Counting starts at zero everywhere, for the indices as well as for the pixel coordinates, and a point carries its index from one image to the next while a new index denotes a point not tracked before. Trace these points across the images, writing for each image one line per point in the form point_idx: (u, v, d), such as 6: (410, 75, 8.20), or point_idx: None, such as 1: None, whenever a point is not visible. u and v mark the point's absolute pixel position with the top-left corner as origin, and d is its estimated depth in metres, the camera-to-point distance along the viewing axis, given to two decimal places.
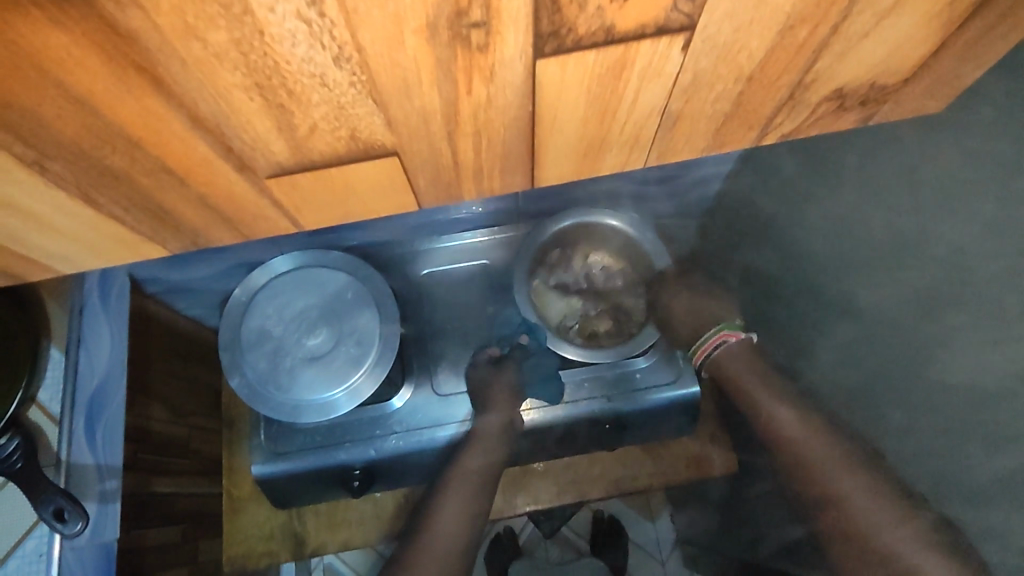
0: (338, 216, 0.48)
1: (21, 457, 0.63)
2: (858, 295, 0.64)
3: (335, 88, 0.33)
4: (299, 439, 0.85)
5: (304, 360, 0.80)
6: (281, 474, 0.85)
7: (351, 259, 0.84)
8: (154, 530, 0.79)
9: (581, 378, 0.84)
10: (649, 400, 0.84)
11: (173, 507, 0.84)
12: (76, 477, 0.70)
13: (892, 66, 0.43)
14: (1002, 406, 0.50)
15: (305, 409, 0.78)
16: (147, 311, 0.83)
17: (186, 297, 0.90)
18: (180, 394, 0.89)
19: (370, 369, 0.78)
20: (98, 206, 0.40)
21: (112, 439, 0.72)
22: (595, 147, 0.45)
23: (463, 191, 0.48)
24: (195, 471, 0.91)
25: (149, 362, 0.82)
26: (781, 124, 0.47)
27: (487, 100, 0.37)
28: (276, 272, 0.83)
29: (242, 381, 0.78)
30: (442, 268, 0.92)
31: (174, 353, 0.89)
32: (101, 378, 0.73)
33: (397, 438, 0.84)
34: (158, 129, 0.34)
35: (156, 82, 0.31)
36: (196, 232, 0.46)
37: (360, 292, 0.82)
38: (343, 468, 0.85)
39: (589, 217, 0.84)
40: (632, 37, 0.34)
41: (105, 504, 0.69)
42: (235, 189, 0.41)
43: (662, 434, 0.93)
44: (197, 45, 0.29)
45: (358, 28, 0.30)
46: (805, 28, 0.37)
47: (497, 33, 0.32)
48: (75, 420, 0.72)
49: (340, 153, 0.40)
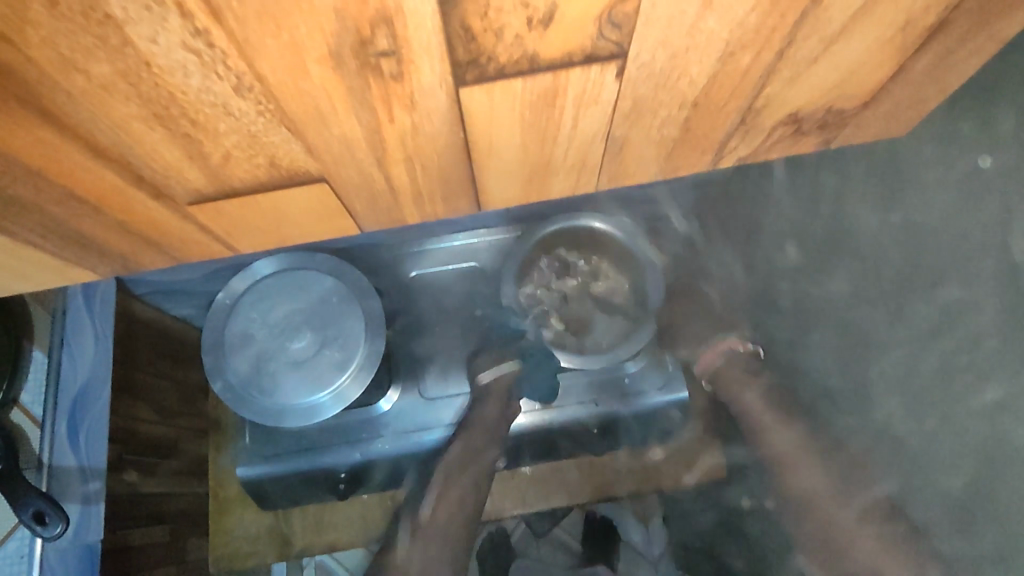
0: (275, 239, 0.46)
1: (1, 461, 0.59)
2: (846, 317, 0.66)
3: (242, 117, 0.32)
4: (286, 441, 0.83)
5: (290, 364, 0.78)
6: (268, 477, 0.83)
7: (337, 261, 0.82)
8: (143, 529, 0.77)
9: (570, 382, 0.82)
10: (641, 405, 0.81)
11: (161, 508, 0.82)
12: (61, 479, 0.68)
13: (848, 91, 0.41)
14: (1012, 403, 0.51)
15: (290, 412, 0.76)
16: (133, 313, 0.80)
17: (175, 298, 0.88)
18: (166, 395, 0.87)
19: (356, 372, 0.77)
20: (12, 234, 0.38)
21: (97, 440, 0.70)
22: (540, 171, 0.44)
23: (406, 215, 0.46)
24: (182, 471, 0.89)
25: (135, 364, 0.80)
26: (736, 147, 0.45)
27: (413, 127, 0.35)
28: (259, 275, 0.81)
29: (226, 386, 0.76)
30: (432, 270, 0.90)
31: (159, 355, 0.86)
32: (84, 380, 0.71)
33: (385, 441, 0.83)
34: (60, 160, 0.32)
35: (45, 114, 0.29)
36: (124, 256, 0.44)
37: (345, 295, 0.81)
38: (330, 471, 0.83)
39: (575, 221, 0.83)
40: (559, 65, 0.32)
41: (88, 506, 0.68)
42: (156, 216, 0.40)
43: (655, 436, 0.90)
44: (80, 78, 0.27)
45: (254, 58, 0.28)
46: (747, 54, 0.35)
47: (409, 61, 0.30)
48: (58, 421, 0.69)
49: (262, 179, 0.38)
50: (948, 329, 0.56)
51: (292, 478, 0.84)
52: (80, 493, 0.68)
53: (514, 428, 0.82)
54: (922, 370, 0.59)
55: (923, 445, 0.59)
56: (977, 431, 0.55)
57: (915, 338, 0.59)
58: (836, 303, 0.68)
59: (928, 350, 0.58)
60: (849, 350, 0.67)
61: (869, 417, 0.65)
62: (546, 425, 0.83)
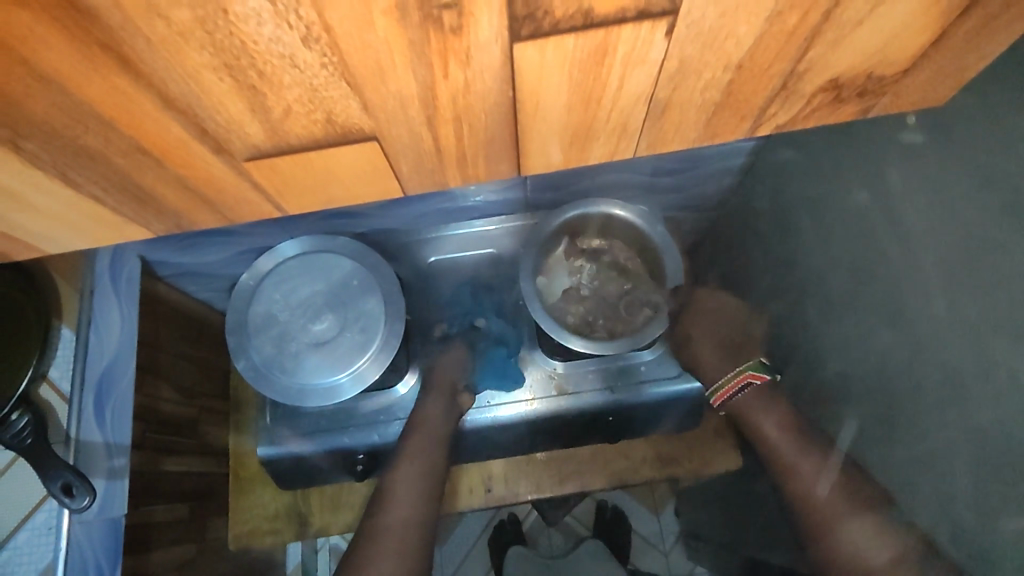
0: (320, 201, 0.47)
1: (31, 432, 0.64)
2: (872, 338, 0.61)
3: (306, 70, 0.33)
4: (305, 422, 0.85)
5: (311, 345, 0.80)
6: (286, 456, 0.85)
7: (359, 245, 0.83)
8: (163, 506, 0.79)
9: (586, 370, 0.84)
10: (652, 393, 0.83)
11: (183, 486, 0.85)
12: (87, 454, 0.70)
13: (891, 56, 0.41)
14: (1000, 317, 0.47)
15: (310, 393, 0.78)
16: (158, 294, 0.84)
17: (197, 281, 0.89)
18: (190, 376, 0.90)
19: (376, 354, 0.78)
20: (77, 186, 0.40)
21: (122, 416, 0.73)
22: (581, 135, 0.44)
23: (448, 178, 0.47)
24: (204, 452, 0.91)
25: (158, 344, 0.82)
26: (775, 113, 0.46)
27: (465, 84, 0.36)
28: (284, 257, 0.82)
29: (249, 364, 0.78)
30: (450, 256, 0.91)
31: (182, 336, 0.89)
32: (111, 358, 0.74)
33: (400, 424, 0.84)
34: (130, 109, 0.34)
35: (123, 60, 0.30)
36: (179, 214, 0.46)
37: (366, 279, 0.82)
38: (346, 452, 0.85)
39: (596, 207, 0.82)
40: (612, 22, 0.33)
41: (114, 480, 0.70)
42: (213, 172, 0.41)
43: (670, 424, 0.91)
44: (160, 24, 0.29)
45: (325, 9, 0.29)
46: (794, 15, 0.36)
47: (469, 14, 0.31)
48: (84, 397, 0.72)
49: (317, 136, 0.39)
50: (936, 281, 0.53)
51: (311, 457, 0.86)
52: (105, 468, 0.71)
53: (530, 411, 0.84)
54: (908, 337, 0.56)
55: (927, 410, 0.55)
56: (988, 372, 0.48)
57: (908, 298, 0.56)
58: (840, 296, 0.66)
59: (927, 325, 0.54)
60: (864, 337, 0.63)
61: (899, 426, 0.59)
62: (561, 410, 0.84)
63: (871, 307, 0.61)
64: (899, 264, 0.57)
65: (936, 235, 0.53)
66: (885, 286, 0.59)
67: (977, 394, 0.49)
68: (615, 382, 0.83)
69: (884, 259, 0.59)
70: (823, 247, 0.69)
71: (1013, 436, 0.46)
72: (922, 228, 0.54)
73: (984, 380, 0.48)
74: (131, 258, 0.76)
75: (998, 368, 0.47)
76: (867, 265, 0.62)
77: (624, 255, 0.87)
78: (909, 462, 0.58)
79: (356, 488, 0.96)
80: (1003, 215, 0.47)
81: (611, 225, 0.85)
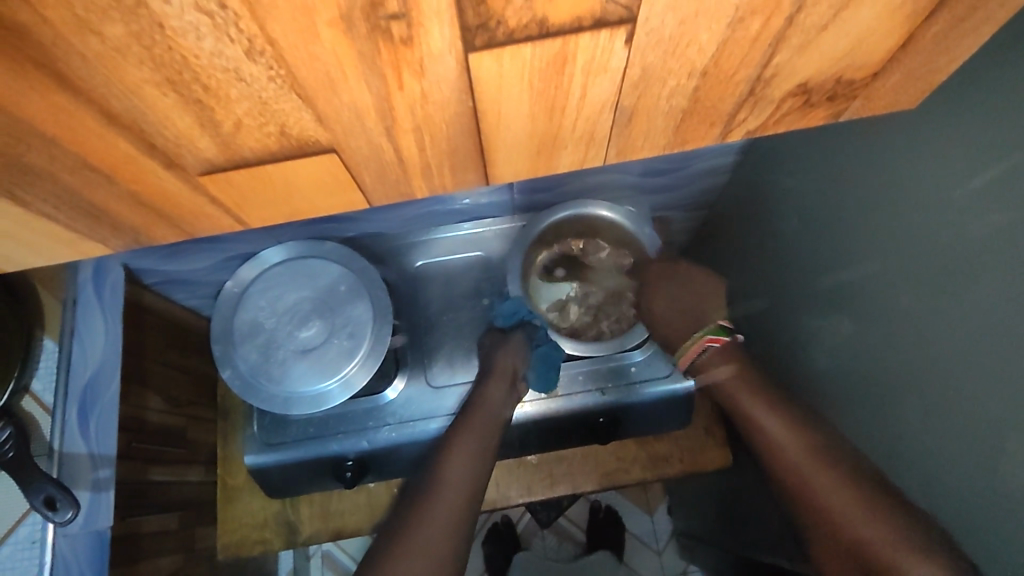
0: (284, 214, 0.46)
1: (13, 446, 0.59)
2: (875, 338, 0.59)
3: (254, 83, 0.32)
4: (293, 429, 0.83)
5: (298, 353, 0.78)
6: (274, 465, 0.83)
7: (347, 251, 0.82)
8: (150, 515, 0.77)
9: (576, 371, 0.81)
10: (649, 392, 0.80)
11: (170, 496, 0.83)
12: (71, 465, 0.69)
13: (859, 60, 0.41)
14: (993, 320, 0.46)
15: (298, 400, 0.76)
16: (145, 303, 0.84)
17: (183, 288, 0.90)
18: (179, 386, 0.88)
19: (364, 361, 0.77)
20: (27, 206, 0.38)
21: (106, 427, 0.71)
22: (549, 143, 0.43)
23: (414, 189, 0.46)
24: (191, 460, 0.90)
25: (144, 354, 0.81)
26: (745, 120, 0.45)
27: (422, 95, 0.35)
28: (268, 264, 0.82)
29: (235, 373, 0.76)
30: (438, 260, 0.89)
31: (168, 345, 0.87)
32: (96, 368, 0.72)
33: (390, 429, 0.82)
34: (72, 127, 0.33)
35: (58, 77, 0.29)
36: (137, 230, 0.45)
37: (353, 284, 0.80)
38: (335, 459, 0.83)
39: (585, 208, 0.81)
40: (569, 31, 0.33)
41: (98, 492, 0.69)
42: (168, 187, 0.40)
43: (665, 424, 0.89)
44: (94, 40, 0.28)
45: (266, 21, 0.28)
46: (757, 20, 0.35)
47: (419, 24, 0.30)
48: (69, 409, 0.70)
49: (272, 149, 0.38)
50: (929, 286, 0.52)
51: (299, 464, 0.83)
52: (91, 479, 0.69)
53: (519, 416, 0.80)
54: (908, 343, 0.55)
55: (926, 415, 0.54)
56: (986, 376, 0.47)
57: (905, 302, 0.55)
58: (834, 299, 0.66)
59: (924, 329, 0.53)
60: (859, 338, 0.62)
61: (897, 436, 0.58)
62: (553, 413, 0.81)
63: (868, 311, 0.60)
64: (895, 268, 0.56)
65: (926, 239, 0.52)
66: (880, 290, 0.58)
67: (974, 399, 0.48)
68: (607, 383, 0.80)
69: (879, 265, 0.58)
70: (819, 250, 0.68)
71: (1013, 439, 0.45)
72: (910, 232, 0.54)
73: (983, 380, 0.47)
74: (113, 263, 0.76)
75: (995, 371, 0.46)
76: (861, 270, 0.61)
77: (615, 253, 0.86)
78: (910, 470, 0.57)
79: (346, 494, 0.94)
80: (988, 215, 0.46)
81: (599, 227, 0.84)
